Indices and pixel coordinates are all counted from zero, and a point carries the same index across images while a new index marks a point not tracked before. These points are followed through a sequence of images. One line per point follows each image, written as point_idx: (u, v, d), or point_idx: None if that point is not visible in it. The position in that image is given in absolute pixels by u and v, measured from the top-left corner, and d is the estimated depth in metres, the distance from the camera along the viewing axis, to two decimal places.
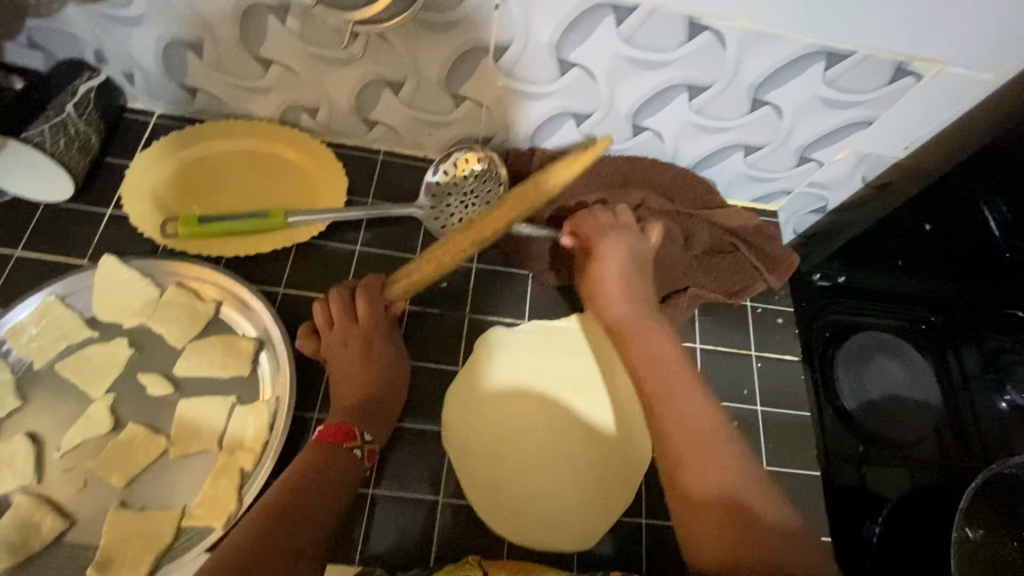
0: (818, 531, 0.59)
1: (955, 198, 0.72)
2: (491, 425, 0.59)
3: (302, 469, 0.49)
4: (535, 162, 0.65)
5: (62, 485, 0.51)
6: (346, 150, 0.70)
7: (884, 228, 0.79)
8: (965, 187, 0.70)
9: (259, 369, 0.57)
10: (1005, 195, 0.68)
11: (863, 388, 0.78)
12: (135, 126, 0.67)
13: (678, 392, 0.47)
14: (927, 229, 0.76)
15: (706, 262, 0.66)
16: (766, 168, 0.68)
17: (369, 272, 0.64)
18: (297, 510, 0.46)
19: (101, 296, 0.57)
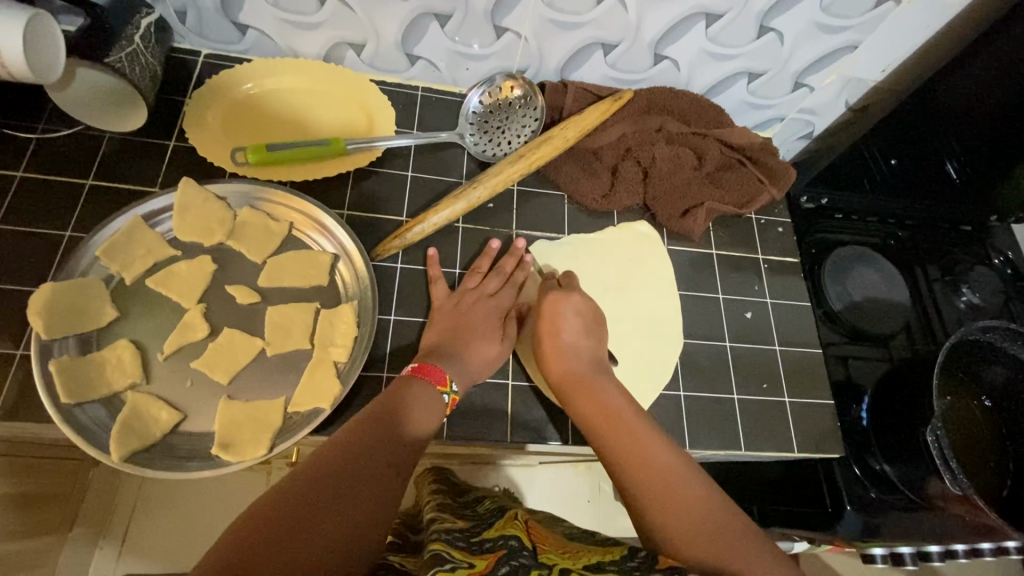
0: (822, 394, 0.70)
1: (917, 128, 0.86)
2: None
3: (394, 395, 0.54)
4: (567, 91, 0.73)
5: (171, 384, 0.56)
6: (388, 86, 0.75)
7: (862, 157, 0.92)
8: (929, 113, 0.84)
9: (336, 279, 0.62)
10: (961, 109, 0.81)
11: (848, 292, 0.89)
12: (185, 65, 0.70)
13: (616, 410, 0.56)
14: (893, 162, 0.92)
15: (718, 178, 0.75)
16: (765, 95, 0.78)
17: (423, 195, 0.70)
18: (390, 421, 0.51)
19: (180, 217, 0.61)
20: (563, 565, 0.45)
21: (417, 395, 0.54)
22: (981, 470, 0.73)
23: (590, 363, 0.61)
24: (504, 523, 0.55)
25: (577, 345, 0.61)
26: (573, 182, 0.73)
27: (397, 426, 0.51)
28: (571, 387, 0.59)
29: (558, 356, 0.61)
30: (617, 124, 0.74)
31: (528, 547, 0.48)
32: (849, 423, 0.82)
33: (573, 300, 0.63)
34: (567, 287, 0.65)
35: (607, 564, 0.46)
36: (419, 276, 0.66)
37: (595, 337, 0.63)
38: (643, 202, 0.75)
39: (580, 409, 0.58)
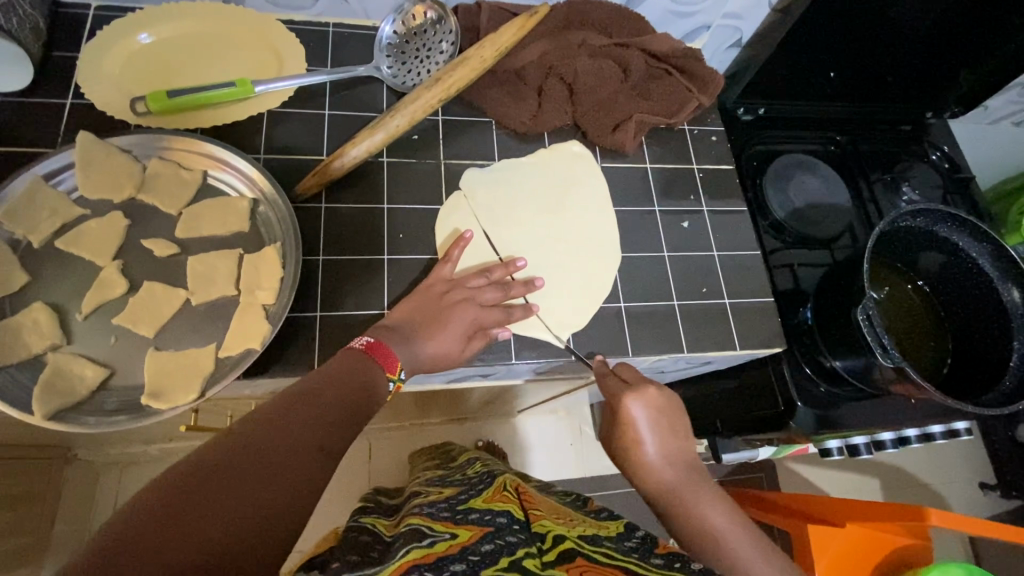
0: (761, 293, 0.72)
1: (854, 38, 0.86)
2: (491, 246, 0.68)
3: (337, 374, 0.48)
4: (481, 11, 0.70)
5: (95, 342, 0.54)
6: (298, 25, 0.71)
7: (801, 70, 0.90)
8: (860, 27, 0.84)
9: (259, 224, 0.61)
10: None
11: (790, 200, 0.90)
12: (74, 19, 0.66)
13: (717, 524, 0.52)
14: (833, 76, 0.92)
15: (645, 90, 0.74)
16: (688, 2, 0.76)
17: (344, 133, 0.68)
18: (322, 398, 0.45)
19: (83, 173, 0.58)
20: (557, 532, 0.48)
21: (364, 374, 0.49)
22: (918, 352, 0.77)
23: (685, 471, 0.57)
24: (492, 493, 0.57)
25: (687, 479, 0.56)
26: (499, 106, 0.71)
27: (334, 404, 0.45)
28: (668, 501, 0.56)
29: (648, 468, 0.58)
30: (538, 42, 0.72)
31: (518, 521, 0.49)
32: (794, 325, 0.85)
33: (652, 396, 0.60)
34: (634, 381, 0.61)
35: (604, 540, 0.49)
36: (347, 214, 0.65)
37: (680, 438, 0.59)
38: (573, 121, 0.74)
39: (682, 529, 0.53)
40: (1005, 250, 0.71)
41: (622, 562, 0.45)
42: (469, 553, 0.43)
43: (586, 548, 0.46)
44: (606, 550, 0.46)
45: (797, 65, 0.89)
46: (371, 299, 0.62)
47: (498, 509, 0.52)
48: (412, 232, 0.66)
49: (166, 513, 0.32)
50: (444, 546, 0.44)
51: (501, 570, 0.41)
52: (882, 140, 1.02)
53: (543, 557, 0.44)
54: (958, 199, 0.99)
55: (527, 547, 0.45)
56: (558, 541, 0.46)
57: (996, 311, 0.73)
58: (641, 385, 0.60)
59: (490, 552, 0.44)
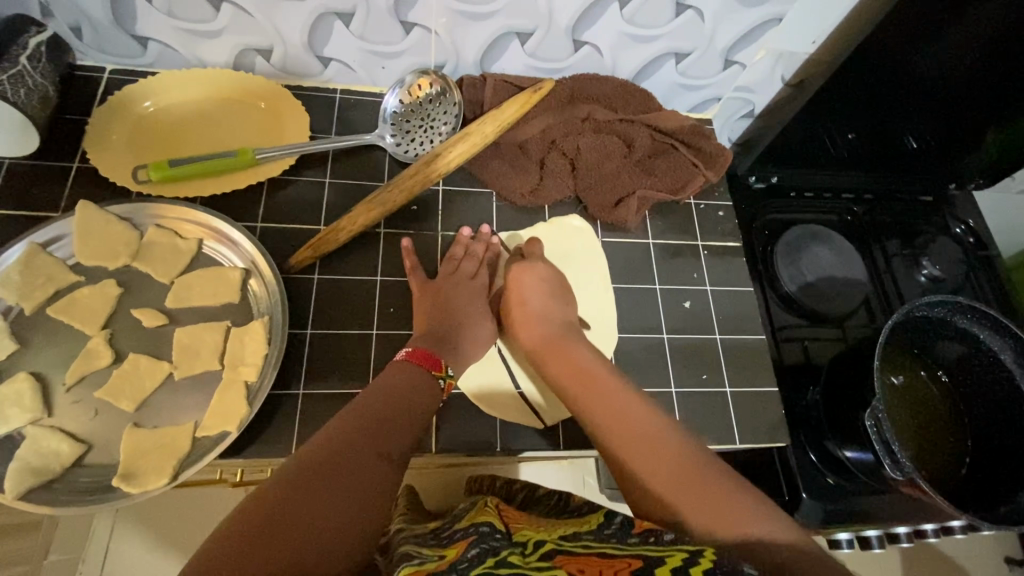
0: (764, 379, 0.69)
1: (877, 99, 0.82)
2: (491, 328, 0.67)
3: (399, 382, 0.54)
4: (485, 84, 0.70)
5: (75, 415, 0.54)
6: (305, 91, 0.72)
7: (819, 138, 0.87)
8: (882, 93, 0.81)
9: (249, 295, 0.60)
10: (924, 59, 0.76)
11: (801, 272, 0.87)
12: (89, 83, 0.68)
13: (585, 368, 0.58)
14: (852, 138, 0.88)
15: (650, 165, 0.73)
16: (697, 75, 0.75)
17: (342, 202, 0.68)
18: (383, 409, 0.51)
19: (81, 240, 0.58)
20: (538, 539, 0.44)
21: (414, 379, 0.55)
22: (937, 449, 0.73)
23: (558, 327, 0.63)
24: (475, 512, 0.53)
25: (565, 344, 0.61)
26: (501, 178, 0.71)
27: (392, 417, 0.51)
28: (548, 353, 0.61)
29: (528, 323, 0.64)
30: (542, 115, 0.72)
31: (500, 531, 0.47)
32: (800, 406, 0.81)
33: (541, 270, 0.66)
34: (531, 256, 0.68)
35: (585, 534, 0.44)
36: (339, 285, 0.64)
37: (563, 303, 0.65)
38: (575, 195, 0.72)
39: (555, 371, 0.59)
40: None
41: (602, 548, 0.40)
42: (458, 564, 0.41)
43: (566, 545, 0.41)
44: (585, 541, 0.42)
45: (815, 131, 0.86)
46: (357, 377, 0.60)
47: (480, 521, 0.49)
48: (403, 306, 0.64)
49: (263, 523, 0.39)
50: (434, 566, 0.41)
51: (489, 567, 0.38)
52: (902, 210, 0.98)
53: (526, 556, 0.40)
54: (981, 274, 0.96)
55: (510, 549, 0.41)
56: (539, 545, 0.42)
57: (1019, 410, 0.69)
58: (534, 259, 0.67)
59: (477, 556, 0.41)
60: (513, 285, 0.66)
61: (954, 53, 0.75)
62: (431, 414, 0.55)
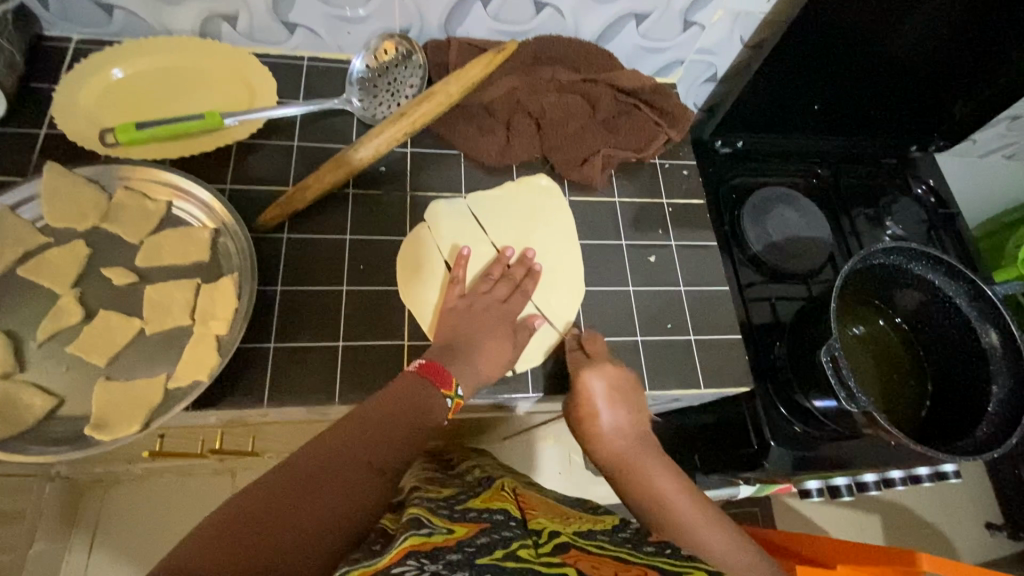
0: (727, 328, 0.71)
1: (837, 63, 0.84)
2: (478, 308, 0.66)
3: (411, 394, 0.54)
4: (450, 47, 0.72)
5: (47, 370, 0.55)
6: (272, 59, 0.73)
7: (785, 102, 0.89)
8: (842, 58, 0.83)
9: (219, 254, 0.61)
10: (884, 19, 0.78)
11: (767, 233, 0.89)
12: (54, 52, 0.68)
13: (660, 481, 0.59)
14: (817, 107, 0.91)
15: (614, 125, 0.75)
16: (658, 37, 0.77)
17: (311, 165, 0.69)
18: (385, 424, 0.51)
19: (48, 202, 0.59)
20: (552, 528, 0.49)
21: (417, 392, 0.54)
22: (900, 394, 0.75)
23: (633, 441, 0.62)
24: (489, 495, 0.57)
25: (643, 461, 0.61)
26: (467, 139, 0.72)
27: (391, 431, 0.51)
28: (619, 470, 0.61)
29: (600, 437, 0.62)
30: (507, 78, 0.73)
31: (514, 517, 0.51)
32: (767, 360, 0.83)
33: (610, 372, 0.62)
34: (595, 356, 0.63)
35: (600, 535, 0.49)
36: (309, 245, 0.65)
37: (633, 408, 0.62)
38: (541, 155, 0.74)
39: (631, 490, 0.60)
40: (983, 291, 0.69)
41: (616, 551, 0.45)
42: (465, 545, 0.42)
43: (580, 540, 0.46)
44: (598, 541, 0.47)
45: (778, 96, 0.88)
46: (328, 331, 0.61)
47: (494, 507, 0.52)
48: (373, 263, 0.66)
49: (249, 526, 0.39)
50: (441, 538, 0.42)
51: (497, 558, 0.40)
52: (865, 172, 1.00)
53: (538, 549, 0.44)
54: (944, 235, 0.98)
55: (522, 541, 0.44)
56: (553, 535, 0.47)
57: (975, 354, 0.71)
58: (601, 360, 0.62)
59: (485, 544, 0.43)
60: (580, 393, 0.61)
61: (926, 19, 0.79)
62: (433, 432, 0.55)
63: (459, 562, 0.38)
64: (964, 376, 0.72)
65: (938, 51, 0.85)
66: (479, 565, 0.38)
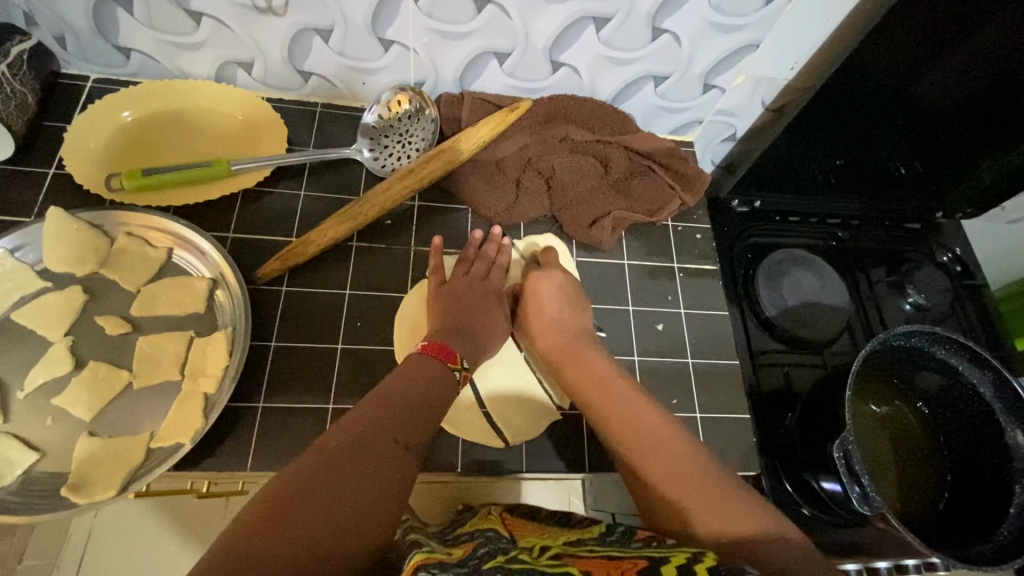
0: (734, 404, 0.68)
1: (860, 124, 0.82)
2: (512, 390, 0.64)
3: (422, 373, 0.54)
4: (463, 102, 0.71)
5: (31, 422, 0.54)
6: (286, 105, 0.73)
7: (805, 162, 0.87)
8: (867, 120, 0.81)
9: (214, 305, 0.60)
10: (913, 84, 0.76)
11: (782, 296, 0.86)
12: (71, 91, 0.69)
13: (606, 376, 0.58)
14: (839, 163, 0.88)
15: (627, 187, 0.73)
16: (676, 98, 0.76)
17: (315, 215, 0.68)
18: (404, 401, 0.50)
19: (47, 247, 0.59)
20: (544, 545, 0.44)
21: (431, 373, 0.54)
22: (919, 477, 0.72)
23: (575, 337, 0.63)
24: (478, 517, 0.53)
25: (582, 354, 0.61)
26: (477, 194, 0.70)
27: (412, 406, 0.50)
28: (563, 359, 0.61)
29: (542, 330, 0.64)
30: (520, 134, 0.72)
31: (504, 537, 0.47)
32: (777, 433, 0.79)
33: (555, 275, 0.67)
34: (546, 265, 0.68)
35: (589, 540, 0.45)
36: (306, 298, 0.63)
37: (581, 322, 0.65)
38: (550, 214, 0.72)
39: (571, 378, 0.60)
40: (1008, 381, 0.65)
41: (605, 551, 0.41)
42: (467, 560, 0.40)
43: (571, 549, 0.42)
44: (589, 546, 0.42)
45: (796, 158, 0.86)
46: (319, 390, 0.60)
47: (484, 527, 0.49)
48: (371, 320, 0.64)
49: (278, 513, 0.38)
50: (442, 556, 0.40)
51: (499, 564, 0.39)
52: (889, 236, 0.97)
53: (534, 558, 0.41)
54: (968, 303, 0.95)
55: (517, 551, 0.42)
56: (544, 549, 0.43)
57: (995, 446, 0.68)
58: (552, 267, 0.68)
59: (485, 555, 0.41)
60: (531, 296, 0.66)
61: (953, 85, 0.76)
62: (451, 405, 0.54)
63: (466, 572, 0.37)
64: (984, 464, 0.69)
65: (966, 117, 0.81)
66: (487, 569, 0.38)
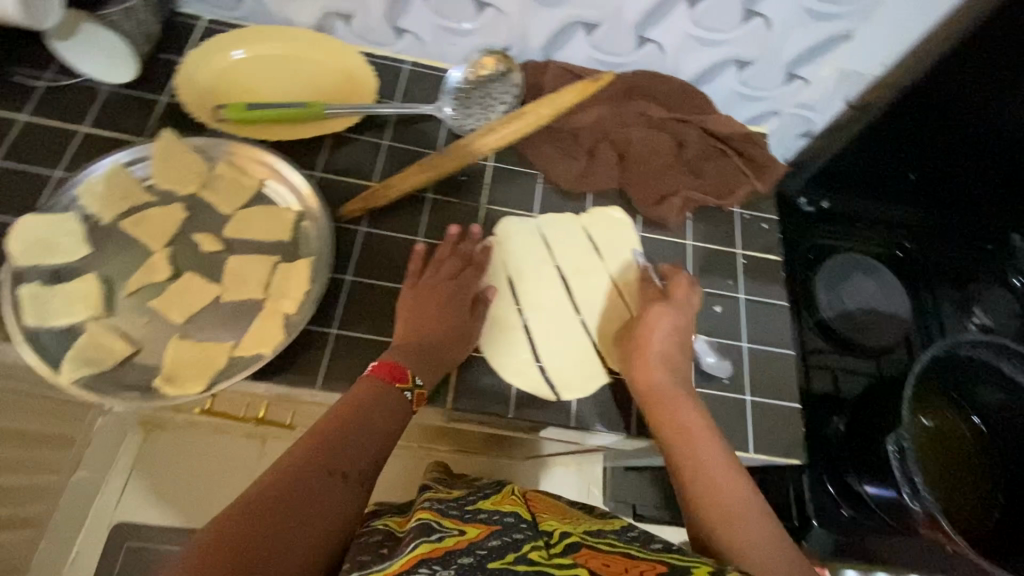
0: (788, 395, 0.66)
1: None
2: (568, 355, 0.64)
3: (370, 398, 0.51)
4: (547, 70, 0.73)
5: (129, 318, 0.58)
6: (375, 59, 0.76)
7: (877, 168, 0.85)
8: None
9: (298, 236, 0.64)
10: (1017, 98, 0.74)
11: (841, 300, 0.85)
12: (185, 27, 0.74)
13: (691, 423, 0.55)
14: (912, 177, 0.84)
15: (699, 167, 0.74)
16: (758, 86, 0.76)
17: (395, 164, 0.71)
18: (349, 430, 0.48)
19: (158, 165, 0.64)
20: (564, 529, 0.46)
21: (379, 399, 0.52)
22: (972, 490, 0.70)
23: (676, 378, 0.59)
24: (500, 496, 0.52)
25: (676, 403, 0.56)
26: (549, 161, 0.73)
27: (356, 437, 0.48)
28: (652, 403, 0.57)
29: (644, 366, 0.59)
30: (598, 105, 0.74)
31: (526, 520, 0.47)
32: (823, 435, 0.79)
33: (681, 315, 0.62)
34: (679, 298, 0.63)
35: (608, 533, 0.47)
36: (380, 241, 0.67)
37: (688, 355, 0.61)
38: (619, 186, 0.73)
39: (661, 425, 0.56)
40: None
41: (624, 547, 0.44)
42: (476, 548, 0.41)
43: (592, 539, 0.44)
44: (609, 540, 0.45)
45: (868, 165, 0.85)
46: (386, 326, 0.63)
47: (505, 510, 0.48)
48: None
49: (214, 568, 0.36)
50: (453, 541, 0.41)
51: (509, 563, 0.39)
52: None
53: (549, 549, 0.42)
54: None
55: (533, 543, 0.42)
56: (566, 535, 0.45)
57: None
58: (682, 300, 0.63)
59: (497, 548, 0.41)
60: (645, 331, 0.61)
61: None
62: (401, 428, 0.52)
63: (472, 566, 0.38)
64: None
65: None
66: (492, 570, 0.38)
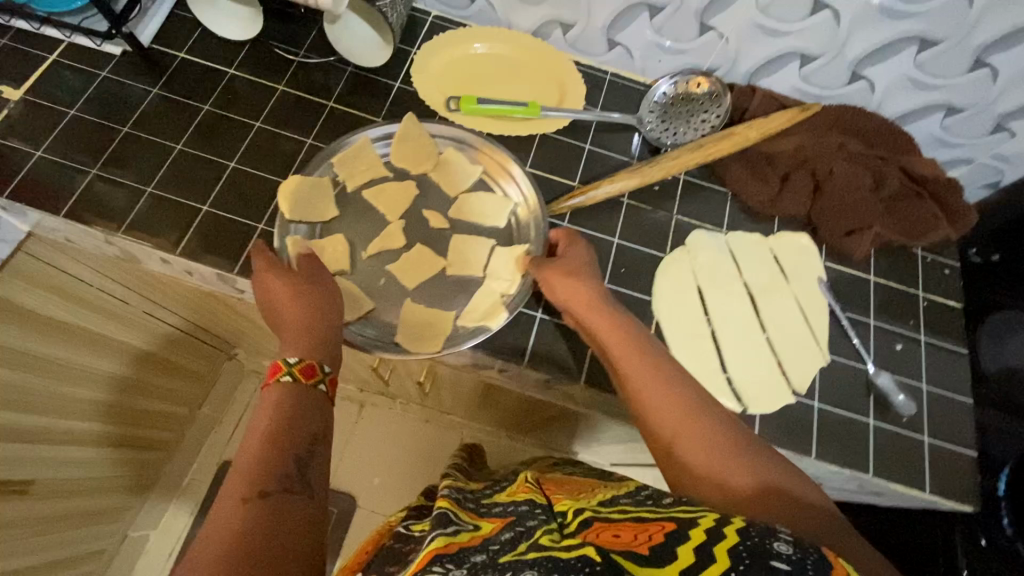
0: (964, 442, 0.67)
1: None
2: (752, 371, 0.66)
3: (278, 407, 0.50)
4: (755, 95, 0.76)
5: (368, 279, 0.65)
6: (582, 67, 0.81)
7: None
8: None
9: (514, 224, 0.69)
10: None
11: (1005, 356, 0.80)
12: (417, 21, 0.81)
13: (647, 372, 0.56)
14: None
15: (892, 206, 0.75)
16: (959, 133, 0.77)
17: (596, 167, 0.76)
18: (264, 454, 0.46)
19: (399, 145, 0.70)
20: (579, 507, 0.45)
21: (269, 402, 0.50)
22: None
23: (607, 317, 0.60)
24: (516, 486, 0.53)
25: (622, 340, 0.59)
26: (740, 182, 0.75)
27: (256, 458, 0.46)
28: (613, 344, 0.59)
29: (581, 304, 0.61)
30: (798, 134, 0.76)
31: (540, 505, 0.46)
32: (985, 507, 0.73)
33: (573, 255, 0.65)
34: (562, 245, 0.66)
35: (622, 501, 0.46)
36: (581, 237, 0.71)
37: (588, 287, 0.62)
38: (807, 215, 0.75)
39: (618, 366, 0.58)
40: None
41: (640, 512, 0.42)
42: (489, 544, 0.39)
43: (604, 511, 0.43)
44: (622, 508, 0.44)
45: None
46: None
47: (520, 499, 0.49)
48: (633, 269, 0.71)
49: None
50: (466, 537, 0.40)
51: (521, 553, 0.36)
52: None
53: (562, 532, 0.40)
54: None
55: (546, 527, 0.41)
56: (578, 512, 0.43)
57: None
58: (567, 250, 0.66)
59: (511, 539, 0.39)
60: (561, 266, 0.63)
61: None
62: (317, 423, 0.51)
63: (485, 564, 0.35)
64: None
65: None
66: (502, 564, 0.35)
